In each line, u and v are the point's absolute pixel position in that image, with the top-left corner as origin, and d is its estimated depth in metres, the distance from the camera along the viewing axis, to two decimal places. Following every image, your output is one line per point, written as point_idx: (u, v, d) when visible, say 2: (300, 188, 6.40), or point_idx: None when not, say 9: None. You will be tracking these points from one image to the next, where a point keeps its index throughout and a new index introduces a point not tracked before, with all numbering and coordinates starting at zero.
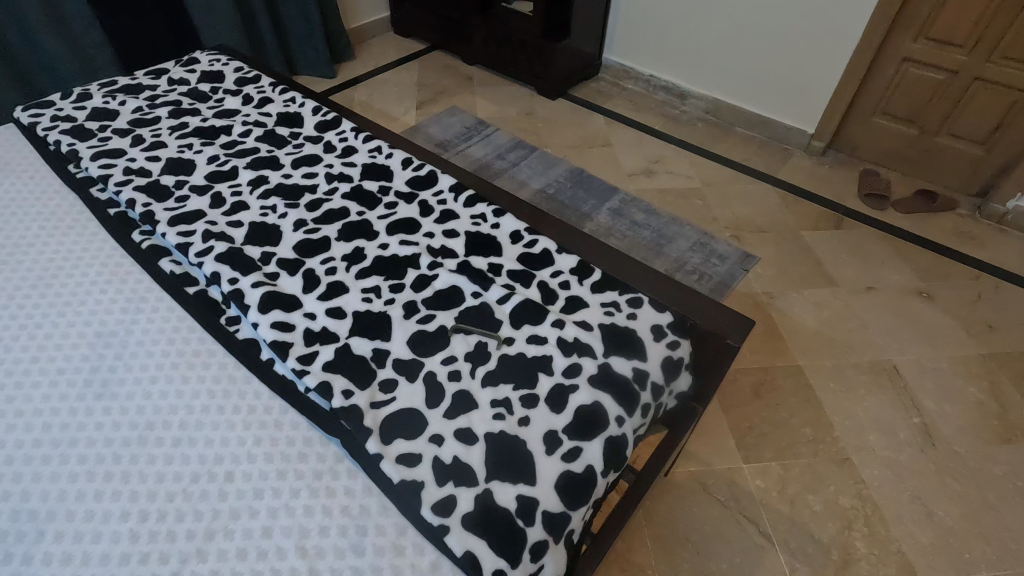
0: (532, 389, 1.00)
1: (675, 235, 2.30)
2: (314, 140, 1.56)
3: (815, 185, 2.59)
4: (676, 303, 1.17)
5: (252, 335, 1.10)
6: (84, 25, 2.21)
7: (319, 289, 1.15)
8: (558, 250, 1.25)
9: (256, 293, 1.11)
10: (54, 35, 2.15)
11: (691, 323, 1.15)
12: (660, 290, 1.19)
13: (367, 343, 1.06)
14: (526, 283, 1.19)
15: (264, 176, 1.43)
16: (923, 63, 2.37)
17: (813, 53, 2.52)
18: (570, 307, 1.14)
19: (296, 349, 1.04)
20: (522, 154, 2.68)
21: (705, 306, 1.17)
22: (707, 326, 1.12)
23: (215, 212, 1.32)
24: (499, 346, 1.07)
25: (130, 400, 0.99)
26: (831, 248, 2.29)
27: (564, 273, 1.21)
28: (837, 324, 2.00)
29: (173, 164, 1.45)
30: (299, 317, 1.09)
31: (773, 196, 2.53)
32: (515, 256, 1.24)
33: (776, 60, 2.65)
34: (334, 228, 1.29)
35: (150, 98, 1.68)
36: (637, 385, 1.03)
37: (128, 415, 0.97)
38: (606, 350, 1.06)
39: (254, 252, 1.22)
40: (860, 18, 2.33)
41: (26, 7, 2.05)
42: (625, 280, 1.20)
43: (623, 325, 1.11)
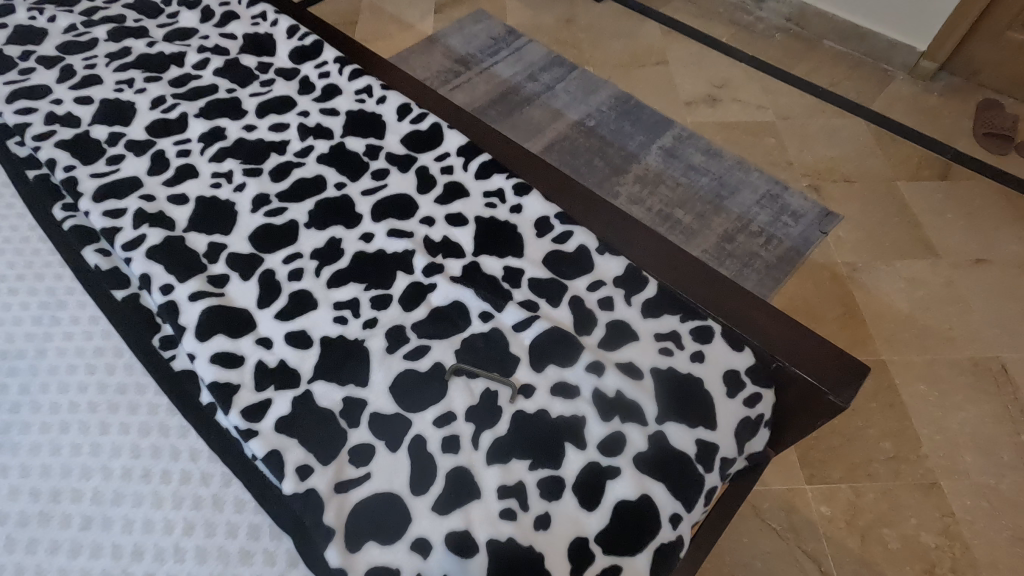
0: (556, 469, 0.73)
1: (740, 185, 1.90)
2: (287, 76, 1.21)
3: (919, 120, 2.10)
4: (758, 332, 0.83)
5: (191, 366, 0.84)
6: None
7: (279, 302, 0.87)
8: (599, 249, 0.92)
9: (195, 310, 0.84)
10: None
11: (777, 364, 0.81)
12: (737, 310, 0.85)
13: (337, 389, 0.79)
14: (554, 299, 0.88)
15: (220, 128, 1.10)
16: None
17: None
18: (612, 339, 0.84)
19: (243, 395, 0.78)
20: (558, 74, 2.22)
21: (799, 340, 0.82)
22: (800, 371, 0.79)
23: (155, 180, 1.02)
24: (511, 400, 0.79)
25: (32, 457, 0.75)
26: (931, 205, 1.87)
27: (606, 285, 0.89)
28: (934, 307, 1.64)
29: (108, 109, 1.13)
30: (249, 346, 0.83)
31: (865, 134, 2.07)
32: (540, 257, 0.93)
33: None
34: (305, 208, 0.98)
35: (88, 12, 1.33)
36: (701, 466, 0.75)
37: (28, 480, 0.73)
38: (660, 411, 0.77)
39: (200, 242, 0.94)
40: None
41: None
42: (687, 294, 0.87)
43: (683, 371, 0.81)
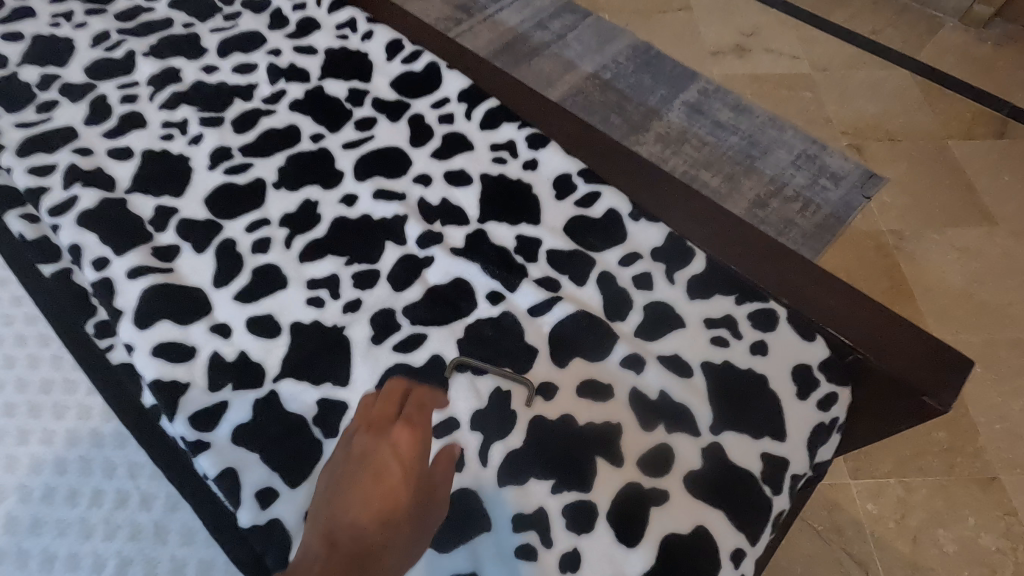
0: (587, 492, 0.58)
1: (772, 144, 1.70)
2: (255, 8, 1.01)
3: (972, 71, 1.88)
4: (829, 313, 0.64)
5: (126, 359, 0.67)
6: None
7: (239, 280, 0.71)
8: (633, 214, 0.75)
9: (134, 290, 0.68)
10: None
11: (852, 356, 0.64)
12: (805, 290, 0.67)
13: (310, 390, 0.63)
14: (580, 276, 0.72)
15: (173, 68, 0.91)
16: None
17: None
18: (651, 325, 0.68)
19: (192, 398, 0.63)
20: (570, 20, 1.98)
21: (889, 328, 0.63)
22: (880, 364, 0.61)
23: (93, 131, 0.84)
24: (528, 403, 0.63)
25: None
26: (986, 165, 1.67)
27: (642, 259, 0.73)
28: (991, 280, 1.46)
29: (40, 47, 0.94)
30: (202, 335, 0.67)
31: (911, 85, 1.84)
32: (561, 224, 0.76)
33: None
34: (274, 164, 0.81)
35: None
36: (768, 488, 0.60)
37: None
38: (716, 419, 0.62)
39: (145, 206, 0.76)
40: None
41: None
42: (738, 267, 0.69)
43: (742, 366, 0.65)
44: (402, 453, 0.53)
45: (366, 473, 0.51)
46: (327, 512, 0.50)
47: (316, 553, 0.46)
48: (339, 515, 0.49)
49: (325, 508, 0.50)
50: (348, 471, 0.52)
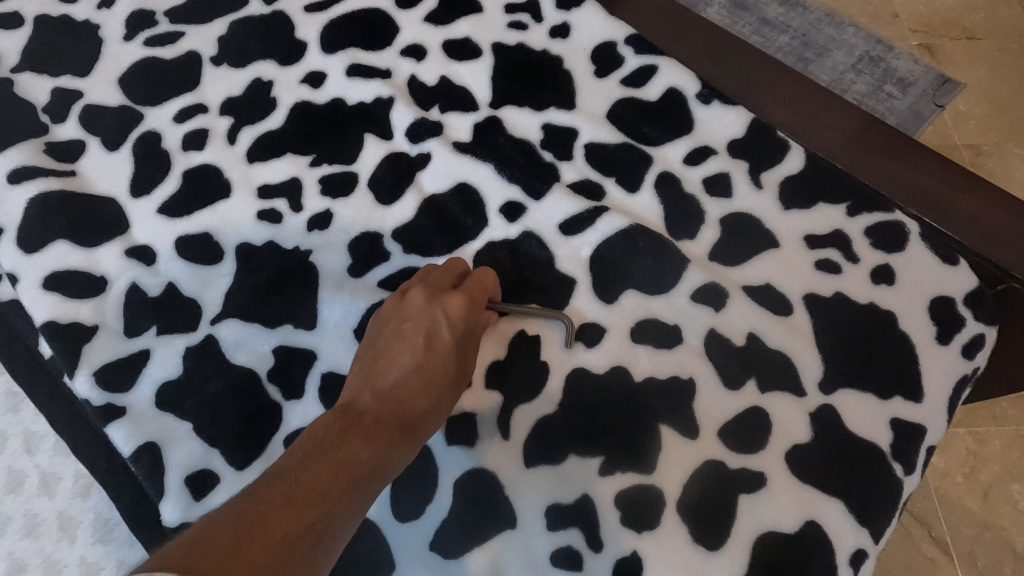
0: (649, 476, 0.41)
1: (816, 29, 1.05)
2: None
3: None
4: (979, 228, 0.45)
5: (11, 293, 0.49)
6: None
7: (166, 186, 0.52)
8: (702, 95, 0.55)
9: (19, 201, 0.49)
10: None
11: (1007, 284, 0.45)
12: (927, 188, 0.47)
13: (263, 335, 0.46)
14: (629, 178, 0.52)
15: None
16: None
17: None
18: (730, 245, 0.50)
19: (102, 346, 0.45)
20: None
21: None
22: None
23: None
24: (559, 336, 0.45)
25: None
26: None
27: (716, 155, 0.53)
28: None
29: None
30: (113, 260, 0.48)
31: None
32: (603, 109, 0.56)
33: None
34: (214, 32, 0.60)
35: None
36: (899, 469, 0.42)
37: None
38: (824, 372, 0.44)
39: (37, 88, 0.56)
40: None
41: None
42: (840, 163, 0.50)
43: (861, 301, 0.47)
44: (461, 320, 0.40)
45: (416, 332, 0.38)
46: (365, 365, 0.38)
47: (351, 412, 0.35)
48: (377, 375, 0.37)
49: (361, 363, 0.38)
50: (393, 327, 0.39)
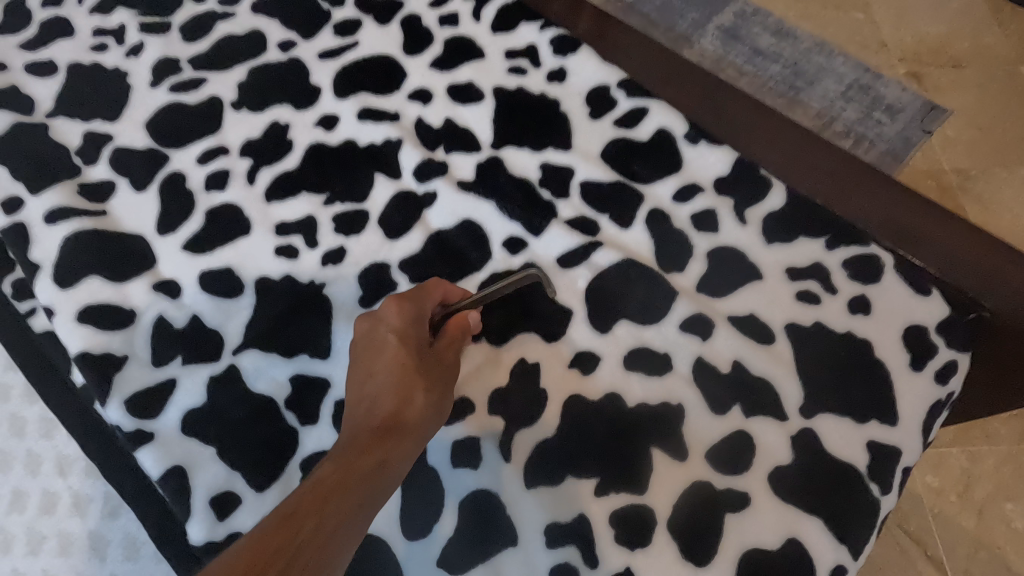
0: (642, 496, 0.44)
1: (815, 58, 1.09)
2: None
3: None
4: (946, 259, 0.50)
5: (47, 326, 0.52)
6: None
7: (190, 224, 0.55)
8: (690, 136, 0.59)
9: (55, 239, 0.53)
10: None
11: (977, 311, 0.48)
12: (901, 221, 0.52)
13: (281, 364, 0.49)
14: (623, 214, 0.56)
15: None
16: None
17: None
18: (717, 277, 0.53)
19: (132, 375, 0.49)
20: None
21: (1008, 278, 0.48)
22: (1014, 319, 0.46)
23: (8, 42, 0.67)
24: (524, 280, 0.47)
25: None
26: None
27: (703, 192, 0.57)
28: None
29: None
30: (142, 294, 0.52)
31: None
32: (598, 148, 0.60)
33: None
34: (234, 79, 0.64)
35: None
36: (876, 488, 0.45)
37: None
38: (805, 397, 0.47)
39: (70, 133, 0.61)
40: None
41: None
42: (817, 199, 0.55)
43: (839, 329, 0.50)
44: (407, 323, 0.42)
45: (370, 346, 0.40)
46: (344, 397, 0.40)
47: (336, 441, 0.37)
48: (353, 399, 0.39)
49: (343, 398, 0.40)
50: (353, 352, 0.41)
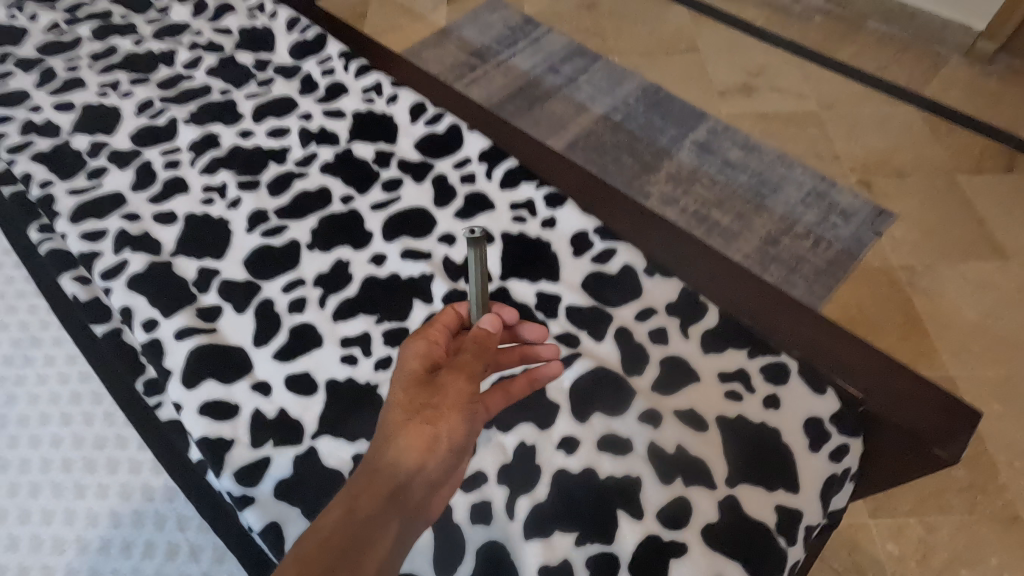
0: (608, 544, 0.61)
1: (781, 181, 1.74)
2: (288, 73, 1.08)
3: (936, 112, 1.91)
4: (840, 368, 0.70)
5: (175, 416, 0.71)
6: None
7: (278, 339, 0.75)
8: (648, 271, 0.79)
9: (182, 351, 0.73)
10: None
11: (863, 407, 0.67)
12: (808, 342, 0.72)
13: (346, 445, 0.67)
14: (598, 331, 0.76)
15: (213, 135, 0.98)
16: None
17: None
18: (666, 379, 0.72)
19: (237, 453, 0.67)
20: (581, 65, 2.10)
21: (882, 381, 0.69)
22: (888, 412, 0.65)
23: (139, 196, 0.90)
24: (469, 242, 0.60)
25: (21, 525, 0.67)
26: (996, 199, 1.70)
27: (658, 314, 0.76)
28: (1006, 315, 1.47)
29: (90, 116, 1.01)
30: (244, 393, 0.71)
31: (900, 125, 1.89)
32: (579, 279, 0.80)
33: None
34: (307, 225, 0.86)
35: (71, 9, 1.22)
36: (784, 540, 0.61)
37: (14, 554, 0.66)
38: (730, 472, 0.64)
39: (189, 268, 0.82)
40: None
41: None
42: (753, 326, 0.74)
43: (756, 420, 0.68)
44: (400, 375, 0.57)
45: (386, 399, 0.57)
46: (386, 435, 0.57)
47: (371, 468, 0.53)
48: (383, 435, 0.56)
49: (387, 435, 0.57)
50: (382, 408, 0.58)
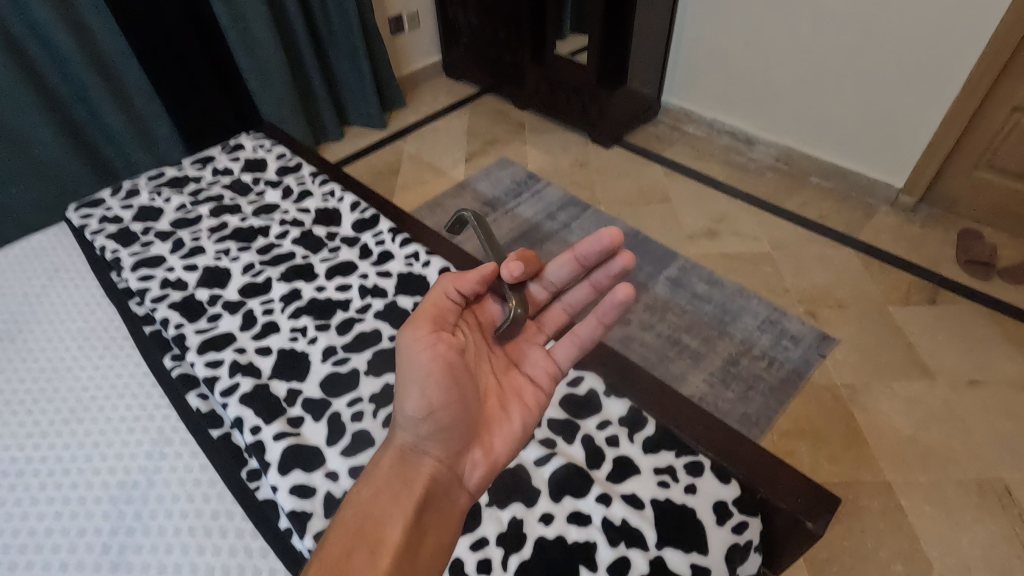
0: None
1: (741, 310, 2.10)
2: (350, 243, 1.49)
3: (870, 253, 2.30)
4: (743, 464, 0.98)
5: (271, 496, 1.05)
6: (134, 78, 2.28)
7: (343, 440, 1.07)
8: (606, 392, 1.12)
9: (278, 448, 1.04)
10: (99, 85, 2.18)
11: (761, 494, 0.95)
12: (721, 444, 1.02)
13: None
14: (569, 437, 1.07)
15: (297, 289, 1.36)
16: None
17: (907, 80, 2.25)
18: (617, 473, 1.01)
19: (315, 522, 0.95)
20: (573, 212, 2.56)
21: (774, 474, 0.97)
22: (776, 497, 0.93)
23: (245, 335, 1.27)
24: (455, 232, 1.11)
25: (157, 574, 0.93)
26: (923, 327, 2.03)
27: (612, 424, 1.07)
28: (934, 427, 1.74)
29: (209, 275, 1.41)
30: (320, 478, 1.01)
31: (840, 264, 2.26)
32: (557, 399, 1.13)
33: (862, 91, 2.39)
34: (364, 357, 1.21)
35: (194, 192, 1.68)
36: None
37: None
38: (658, 538, 0.92)
39: (281, 389, 1.16)
40: (951, 86, 2.15)
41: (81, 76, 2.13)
42: (682, 434, 1.03)
43: (678, 502, 0.96)
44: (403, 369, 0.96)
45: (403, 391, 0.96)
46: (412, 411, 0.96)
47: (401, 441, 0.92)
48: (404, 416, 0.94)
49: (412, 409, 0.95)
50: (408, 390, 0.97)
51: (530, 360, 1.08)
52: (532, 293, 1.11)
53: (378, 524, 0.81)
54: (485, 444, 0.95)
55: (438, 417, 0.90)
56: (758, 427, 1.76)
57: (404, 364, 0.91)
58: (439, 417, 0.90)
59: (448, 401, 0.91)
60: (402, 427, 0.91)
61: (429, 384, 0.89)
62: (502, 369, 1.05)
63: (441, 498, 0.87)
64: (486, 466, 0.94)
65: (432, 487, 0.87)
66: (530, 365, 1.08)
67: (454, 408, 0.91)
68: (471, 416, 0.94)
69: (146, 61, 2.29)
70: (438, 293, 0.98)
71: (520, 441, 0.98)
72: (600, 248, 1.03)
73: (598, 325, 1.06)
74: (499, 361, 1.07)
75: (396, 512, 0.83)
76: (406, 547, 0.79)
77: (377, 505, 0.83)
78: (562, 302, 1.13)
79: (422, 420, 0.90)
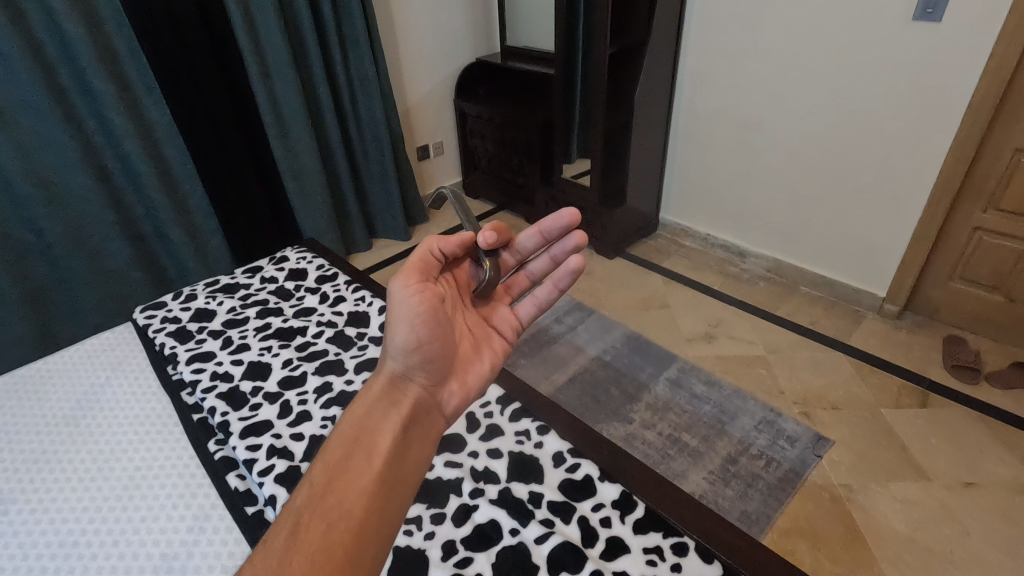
0: None
1: (738, 410, 2.21)
2: (376, 342, 1.70)
3: (860, 358, 2.44)
4: (725, 548, 1.09)
5: None
6: (196, 202, 2.65)
7: None
8: (601, 477, 1.25)
9: None
10: (168, 207, 2.54)
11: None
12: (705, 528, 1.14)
13: None
14: (566, 518, 1.18)
15: (329, 382, 1.55)
16: (1006, 209, 2.24)
17: (875, 202, 2.52)
18: (609, 552, 1.10)
19: None
20: (580, 317, 2.77)
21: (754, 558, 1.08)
22: None
23: (282, 423, 1.43)
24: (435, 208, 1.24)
25: None
26: (915, 428, 2.11)
27: (606, 507, 1.19)
28: (932, 529, 1.78)
29: (253, 369, 1.60)
30: None
31: (831, 368, 2.39)
32: (556, 483, 1.26)
33: (837, 212, 2.66)
34: None
35: (244, 297, 1.92)
36: None
37: None
38: None
39: None
40: (914, 209, 2.41)
41: (157, 206, 2.52)
42: (669, 518, 1.16)
43: None
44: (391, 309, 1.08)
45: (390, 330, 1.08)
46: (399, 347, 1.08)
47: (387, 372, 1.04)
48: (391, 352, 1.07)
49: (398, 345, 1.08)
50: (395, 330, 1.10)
51: (499, 316, 1.23)
52: (503, 258, 1.23)
53: (371, 434, 0.93)
54: (461, 379, 1.10)
55: (424, 351, 1.04)
56: (758, 525, 1.81)
57: (395, 304, 1.03)
58: (425, 352, 1.04)
59: (432, 337, 1.04)
60: (391, 358, 1.04)
61: (418, 323, 1.02)
62: (475, 320, 1.19)
63: (423, 417, 1.01)
64: (461, 396, 1.09)
65: (416, 408, 1.01)
66: (498, 319, 1.22)
67: (437, 344, 1.05)
68: (450, 354, 1.08)
69: (210, 186, 2.66)
70: (424, 249, 1.08)
71: (490, 380, 1.14)
72: (561, 224, 1.15)
73: (553, 290, 1.21)
74: (472, 314, 1.20)
75: (386, 427, 0.95)
76: (394, 454, 0.92)
77: (369, 420, 0.95)
78: (526, 269, 1.27)
79: (410, 353, 1.03)
